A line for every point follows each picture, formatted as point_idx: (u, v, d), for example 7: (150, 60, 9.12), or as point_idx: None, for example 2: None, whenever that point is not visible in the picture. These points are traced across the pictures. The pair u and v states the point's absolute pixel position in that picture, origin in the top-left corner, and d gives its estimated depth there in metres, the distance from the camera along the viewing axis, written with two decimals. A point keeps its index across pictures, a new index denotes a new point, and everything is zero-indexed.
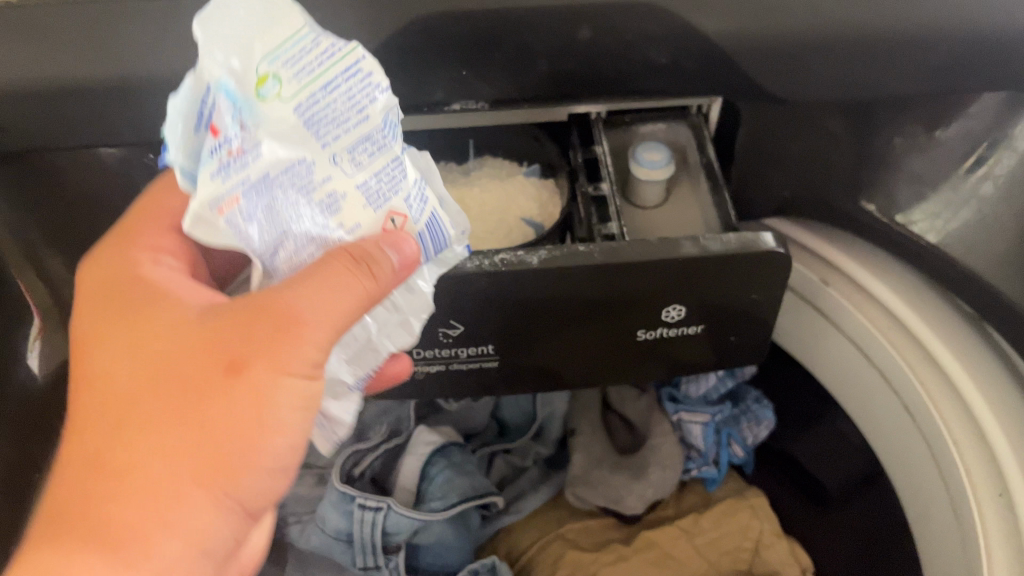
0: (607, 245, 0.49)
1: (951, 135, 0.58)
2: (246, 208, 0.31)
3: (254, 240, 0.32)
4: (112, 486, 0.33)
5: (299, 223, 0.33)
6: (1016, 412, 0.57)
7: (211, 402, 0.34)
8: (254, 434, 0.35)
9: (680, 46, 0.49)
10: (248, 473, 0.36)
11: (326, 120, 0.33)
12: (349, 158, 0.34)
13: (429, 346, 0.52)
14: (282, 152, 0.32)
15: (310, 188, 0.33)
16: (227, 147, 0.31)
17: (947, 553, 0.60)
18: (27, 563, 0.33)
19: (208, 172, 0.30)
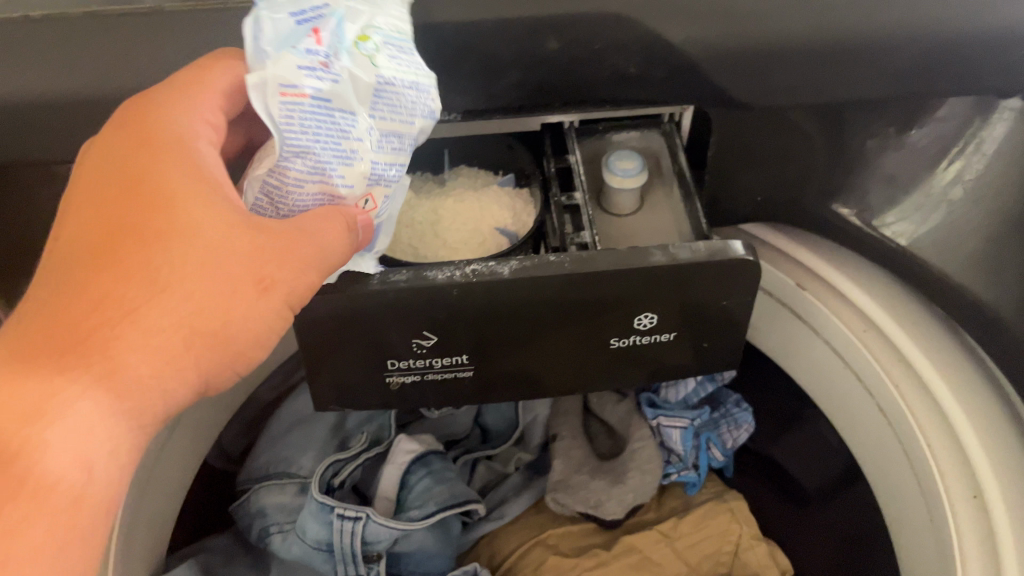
0: (578, 254, 0.49)
1: (920, 139, 0.56)
2: (302, 105, 0.36)
3: (287, 128, 0.36)
4: (122, 341, 0.37)
5: (319, 149, 0.38)
6: (988, 416, 0.57)
7: (235, 307, 0.40)
8: (247, 337, 0.41)
9: (647, 55, 0.49)
10: (226, 362, 0.42)
11: (381, 93, 0.40)
12: (378, 132, 0.40)
13: (402, 357, 0.52)
14: (344, 89, 0.38)
15: (347, 134, 0.38)
16: (321, 58, 0.37)
17: (922, 554, 0.60)
18: (31, 377, 0.36)
19: (301, 62, 0.36)
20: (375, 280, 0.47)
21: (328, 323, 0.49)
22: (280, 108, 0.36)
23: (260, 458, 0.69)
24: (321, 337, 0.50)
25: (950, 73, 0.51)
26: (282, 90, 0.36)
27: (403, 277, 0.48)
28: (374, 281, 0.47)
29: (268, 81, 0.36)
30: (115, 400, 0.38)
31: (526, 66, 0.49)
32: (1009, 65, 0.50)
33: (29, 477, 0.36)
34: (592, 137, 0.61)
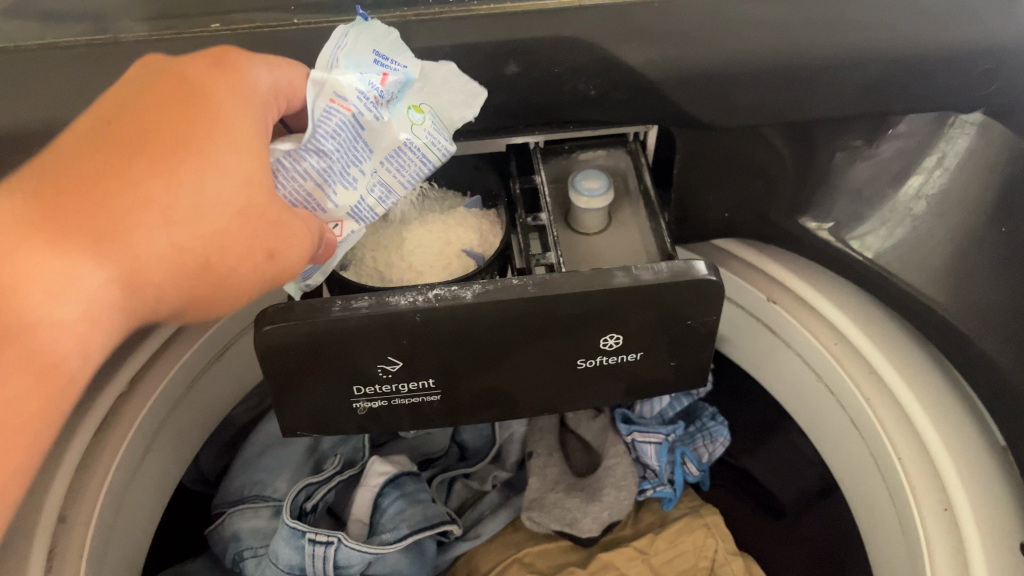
0: (541, 277, 0.49)
1: (882, 157, 0.58)
2: (337, 116, 0.45)
3: (317, 124, 0.45)
4: (146, 257, 0.38)
5: (327, 157, 0.46)
6: (958, 429, 0.57)
7: (240, 262, 0.41)
8: (235, 288, 0.43)
9: (606, 78, 0.49)
10: (206, 300, 0.43)
11: (400, 154, 0.49)
12: (379, 181, 0.49)
13: (368, 382, 0.53)
14: (372, 128, 0.47)
15: (353, 161, 0.47)
16: (376, 96, 0.46)
17: (892, 564, 0.61)
18: (53, 255, 0.36)
19: (357, 85, 0.45)
20: (337, 307, 0.48)
21: (291, 351, 0.49)
22: (322, 106, 0.44)
23: (235, 480, 0.69)
24: (284, 364, 0.50)
25: (911, 91, 0.50)
26: (332, 98, 0.45)
27: (366, 303, 0.48)
28: (336, 307, 0.47)
29: (326, 85, 0.44)
30: (117, 304, 0.39)
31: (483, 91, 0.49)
32: (969, 81, 0.50)
33: (27, 354, 0.36)
34: (560, 156, 0.62)
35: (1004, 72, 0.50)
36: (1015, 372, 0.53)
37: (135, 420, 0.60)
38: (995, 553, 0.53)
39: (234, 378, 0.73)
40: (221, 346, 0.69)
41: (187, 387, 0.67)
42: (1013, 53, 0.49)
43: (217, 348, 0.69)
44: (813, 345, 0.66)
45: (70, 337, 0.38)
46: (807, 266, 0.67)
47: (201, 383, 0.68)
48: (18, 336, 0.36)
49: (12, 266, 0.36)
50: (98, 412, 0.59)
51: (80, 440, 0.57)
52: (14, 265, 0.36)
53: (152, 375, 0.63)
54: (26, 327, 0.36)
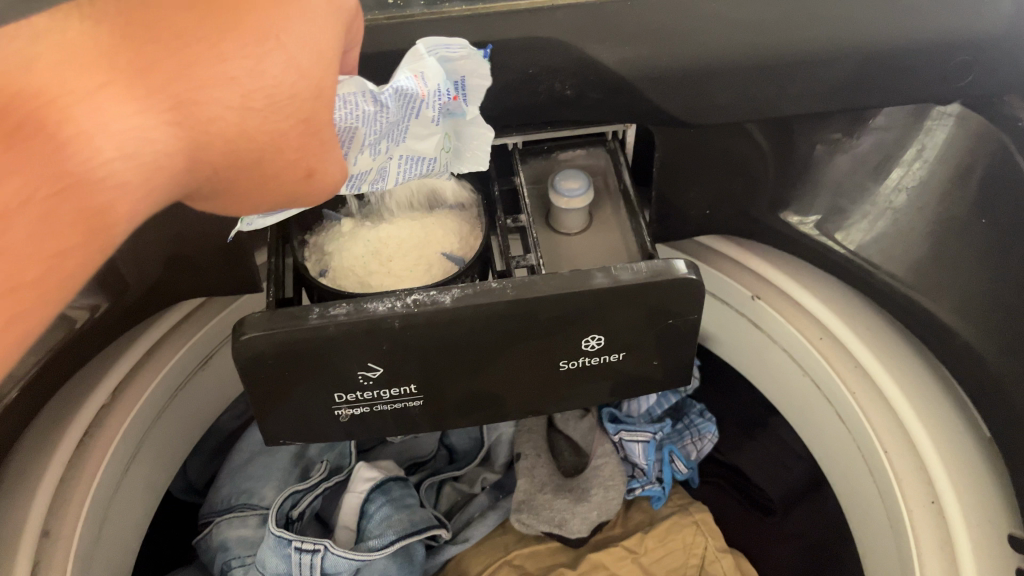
0: (520, 280, 0.49)
1: (862, 151, 0.58)
2: (411, 97, 0.43)
3: (396, 91, 0.43)
4: (212, 143, 0.33)
5: (373, 120, 0.43)
6: (942, 420, 0.57)
7: (284, 171, 0.36)
8: (260, 196, 0.37)
9: (582, 78, 0.49)
10: (229, 196, 0.37)
11: (414, 161, 0.48)
12: (384, 170, 0.48)
13: (350, 390, 0.52)
14: (421, 127, 0.46)
15: (383, 140, 0.46)
16: (443, 103, 0.45)
17: (881, 556, 0.61)
18: (120, 101, 0.30)
19: (440, 84, 0.44)
20: (314, 315, 0.47)
21: (270, 360, 0.48)
22: (412, 80, 0.43)
23: (222, 489, 0.69)
24: (263, 373, 0.50)
25: (889, 83, 0.50)
26: (423, 80, 0.43)
27: (343, 310, 0.47)
28: (313, 315, 0.47)
29: (423, 65, 0.44)
30: (166, 184, 0.33)
31: None
32: (946, 73, 0.50)
33: (79, 209, 0.30)
34: (540, 156, 0.61)
35: (982, 63, 0.50)
36: (996, 363, 0.53)
37: (118, 431, 0.60)
38: (983, 543, 0.52)
39: (219, 386, 0.73)
40: (203, 354, 0.69)
41: (170, 397, 0.66)
42: (991, 44, 0.49)
43: (199, 357, 0.68)
44: (798, 339, 0.66)
45: (129, 205, 0.31)
46: (790, 261, 0.67)
47: (185, 393, 0.68)
48: (79, 188, 0.29)
49: (84, 111, 0.29)
50: (80, 424, 0.58)
51: (62, 453, 0.57)
52: (90, 108, 0.29)
53: (134, 387, 0.62)
54: (94, 181, 0.30)
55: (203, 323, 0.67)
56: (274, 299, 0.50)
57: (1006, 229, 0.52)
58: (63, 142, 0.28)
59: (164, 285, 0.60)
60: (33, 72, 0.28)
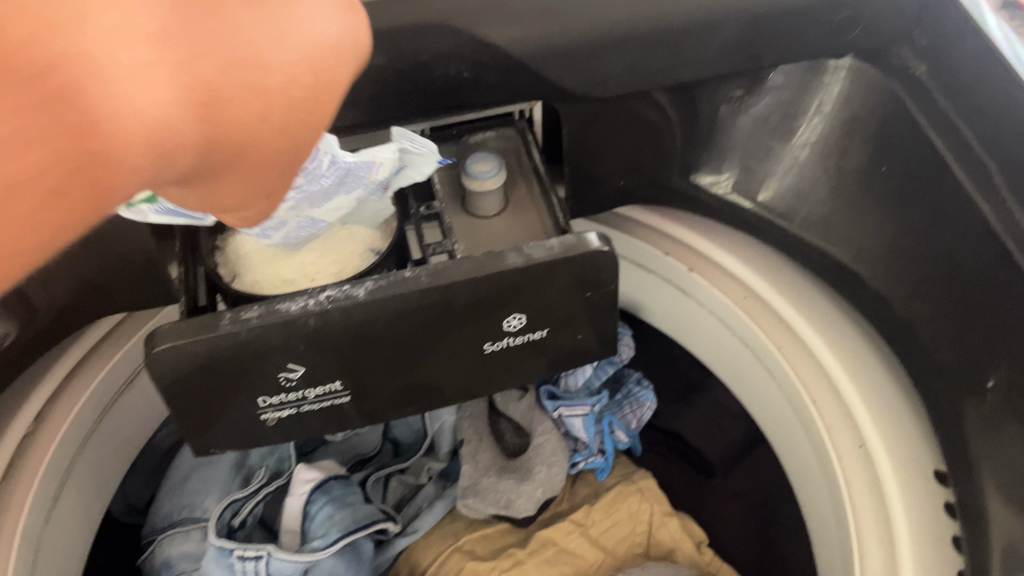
0: (433, 266, 0.49)
1: (760, 110, 0.58)
2: (360, 178, 0.44)
3: (355, 168, 0.43)
4: (227, 143, 0.28)
5: (318, 180, 0.42)
6: (865, 366, 0.59)
7: (254, 187, 0.31)
8: (218, 204, 0.32)
9: (478, 61, 0.49)
10: (196, 195, 0.31)
11: (312, 224, 0.47)
12: (287, 224, 0.46)
13: (273, 392, 0.52)
14: (343, 200, 0.46)
15: (310, 203, 0.44)
16: (375, 184, 0.46)
17: (818, 504, 0.62)
18: (155, 87, 0.25)
19: (390, 169, 0.45)
20: (226, 320, 0.46)
21: (187, 370, 0.48)
22: (373, 165, 0.44)
23: (162, 507, 0.68)
24: (182, 385, 0.49)
25: (779, 42, 0.51)
26: (378, 169, 0.44)
27: (256, 313, 0.47)
28: (225, 321, 0.46)
29: (389, 158, 0.44)
30: (171, 174, 0.28)
31: (353, 82, 0.48)
32: (832, 28, 0.51)
33: (90, 185, 0.25)
34: (449, 142, 0.61)
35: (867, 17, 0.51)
36: (906, 306, 0.55)
37: (43, 460, 0.58)
38: (908, 477, 0.54)
39: (150, 403, 0.71)
40: (132, 368, 0.67)
41: (99, 416, 0.65)
42: None
43: (129, 370, 0.67)
44: (723, 301, 0.67)
45: (136, 186, 0.27)
46: (706, 224, 0.68)
47: (116, 408, 0.66)
48: (98, 167, 0.25)
49: (119, 88, 0.24)
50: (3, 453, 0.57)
51: None
52: (124, 86, 0.24)
53: (58, 409, 0.60)
54: (107, 163, 0.25)
55: (129, 335, 0.66)
56: (185, 308, 0.49)
57: (904, 175, 0.54)
58: (94, 119, 0.24)
59: (76, 307, 0.58)
60: (80, 41, 0.23)
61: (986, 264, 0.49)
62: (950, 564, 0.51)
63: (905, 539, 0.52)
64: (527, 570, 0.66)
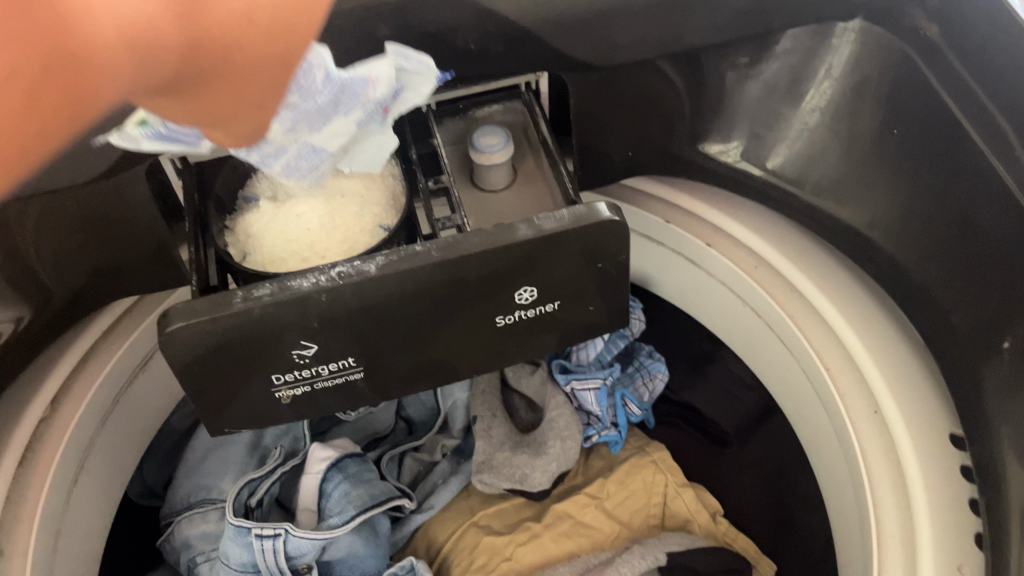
0: (443, 240, 0.48)
1: (770, 75, 0.57)
2: (355, 94, 0.41)
3: (349, 85, 0.40)
4: (208, 46, 0.26)
5: (315, 96, 0.38)
6: (878, 331, 0.59)
7: (242, 99, 0.29)
8: (204, 121, 0.29)
9: (484, 31, 0.48)
10: (181, 112, 0.28)
11: (313, 154, 0.43)
12: (288, 153, 0.41)
13: (286, 370, 0.52)
14: (342, 126, 0.42)
15: (307, 128, 0.40)
16: (374, 107, 0.43)
17: (833, 471, 0.62)
18: None
19: (389, 85, 0.42)
20: (238, 299, 0.46)
21: (200, 349, 0.48)
22: (367, 81, 0.41)
23: (180, 489, 0.68)
24: (197, 364, 0.49)
25: (786, 5, 0.51)
26: (374, 85, 0.42)
27: (268, 290, 0.46)
28: (237, 300, 0.46)
29: (385, 72, 0.42)
30: (147, 78, 0.25)
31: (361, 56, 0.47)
32: None
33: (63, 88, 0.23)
34: (456, 116, 0.61)
35: None
36: (921, 270, 0.55)
37: (61, 443, 0.58)
38: (925, 441, 0.54)
39: (164, 386, 0.71)
40: (147, 350, 0.67)
41: (115, 398, 0.65)
42: None
43: (144, 352, 0.67)
44: (733, 270, 0.67)
45: (111, 92, 0.24)
46: (716, 194, 0.68)
47: (132, 390, 0.66)
48: (68, 65, 0.22)
49: None
50: (21, 437, 0.57)
51: (6, 471, 0.56)
52: None
53: (74, 393, 0.61)
54: (78, 58, 0.22)
55: (143, 317, 0.66)
56: (197, 288, 0.49)
57: (917, 138, 0.53)
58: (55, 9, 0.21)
59: (87, 289, 0.57)
60: None
61: (1002, 224, 0.49)
62: (969, 525, 0.51)
63: (923, 503, 0.52)
64: (544, 542, 0.66)
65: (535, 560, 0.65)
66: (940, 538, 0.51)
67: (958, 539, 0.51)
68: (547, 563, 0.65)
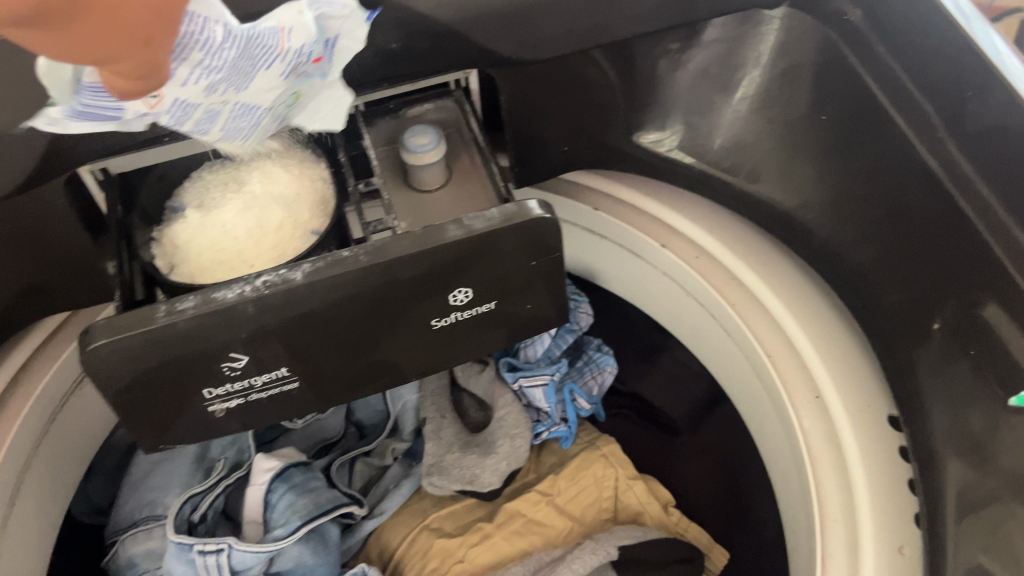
0: (371, 244, 0.48)
1: (701, 63, 0.56)
2: (268, 48, 0.39)
3: (257, 37, 0.38)
4: None
5: (216, 54, 0.37)
6: (815, 316, 0.59)
7: (118, 25, 0.31)
8: (87, 57, 0.31)
9: (406, 30, 0.47)
10: (65, 52, 0.31)
11: (248, 110, 0.42)
12: (217, 111, 0.41)
13: (218, 383, 0.51)
14: (267, 80, 0.41)
15: (218, 86, 0.39)
16: (300, 59, 0.41)
17: (778, 456, 0.62)
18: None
19: (303, 36, 0.39)
20: (161, 312, 0.45)
21: (125, 366, 0.46)
22: (279, 33, 0.39)
23: (124, 505, 0.67)
24: (123, 382, 0.48)
25: None
26: (289, 35, 0.39)
27: (192, 303, 0.45)
28: (160, 313, 0.45)
29: (300, 20, 0.39)
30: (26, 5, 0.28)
31: None
32: None
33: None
34: (388, 116, 0.59)
35: None
36: (856, 252, 0.55)
37: None
38: (863, 425, 0.54)
39: (100, 403, 0.69)
40: (77, 373, 0.65)
41: (47, 424, 0.63)
42: None
43: (74, 377, 0.64)
44: (674, 261, 0.66)
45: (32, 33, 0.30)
46: (656, 185, 0.68)
47: (64, 415, 0.64)
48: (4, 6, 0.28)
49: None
50: None
51: None
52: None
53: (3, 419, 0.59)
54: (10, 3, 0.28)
55: (69, 341, 0.63)
56: (122, 305, 0.48)
57: (847, 123, 0.53)
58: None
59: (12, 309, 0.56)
60: None
61: (930, 207, 0.49)
62: (908, 506, 0.51)
63: (863, 487, 0.53)
64: (496, 542, 0.66)
65: (488, 561, 0.65)
66: (881, 520, 0.51)
67: (897, 520, 0.51)
68: (500, 563, 0.65)
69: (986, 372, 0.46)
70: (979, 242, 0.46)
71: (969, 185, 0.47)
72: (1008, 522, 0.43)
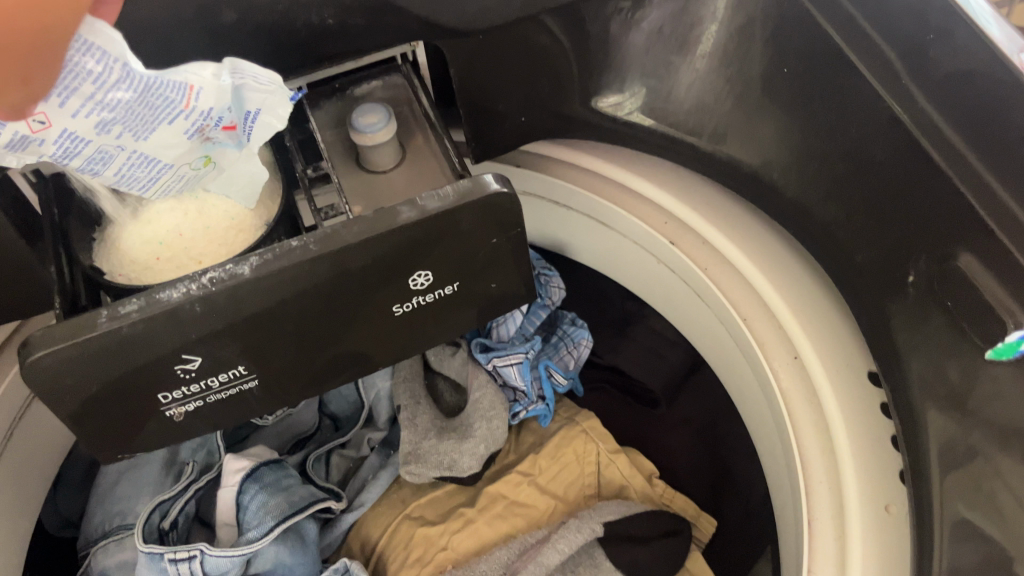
0: (321, 232, 0.46)
1: (654, 23, 0.54)
2: (171, 99, 0.37)
3: (160, 85, 0.36)
4: None
5: (107, 87, 0.35)
6: (789, 276, 0.58)
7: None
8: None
9: (340, 4, 0.43)
10: None
11: (147, 162, 0.40)
12: (112, 156, 0.38)
13: (173, 388, 0.48)
14: (170, 135, 0.39)
15: (109, 125, 0.36)
16: (205, 123, 0.39)
17: (759, 421, 0.61)
18: None
19: (209, 98, 0.38)
20: (103, 318, 0.43)
21: (70, 375, 0.44)
22: (186, 89, 0.37)
23: (94, 517, 0.65)
24: (69, 393, 0.45)
25: None
26: (195, 95, 0.38)
27: (135, 306, 0.43)
28: (102, 319, 0.42)
29: (213, 84, 0.38)
30: None
31: (205, 45, 0.42)
32: None
33: None
34: (333, 97, 0.58)
35: None
36: (823, 208, 0.54)
37: None
38: (843, 385, 0.53)
39: (54, 421, 0.65)
40: (25, 394, 0.60)
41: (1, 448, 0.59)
42: None
43: (22, 399, 0.60)
44: (641, 228, 0.65)
45: None
46: (619, 152, 0.66)
47: (17, 438, 0.60)
48: None
49: None
50: None
51: None
52: None
53: None
54: None
55: (11, 362, 0.58)
56: (62, 310, 0.44)
57: (808, 77, 0.51)
58: None
59: None
60: None
61: (897, 159, 0.47)
62: (892, 464, 0.50)
63: (844, 447, 0.51)
64: (478, 528, 0.65)
65: (471, 547, 0.64)
66: (863, 480, 0.50)
67: (882, 480, 0.50)
68: (484, 548, 0.64)
69: (961, 324, 0.45)
70: (949, 191, 0.44)
71: (938, 135, 0.45)
72: (988, 478, 0.43)
